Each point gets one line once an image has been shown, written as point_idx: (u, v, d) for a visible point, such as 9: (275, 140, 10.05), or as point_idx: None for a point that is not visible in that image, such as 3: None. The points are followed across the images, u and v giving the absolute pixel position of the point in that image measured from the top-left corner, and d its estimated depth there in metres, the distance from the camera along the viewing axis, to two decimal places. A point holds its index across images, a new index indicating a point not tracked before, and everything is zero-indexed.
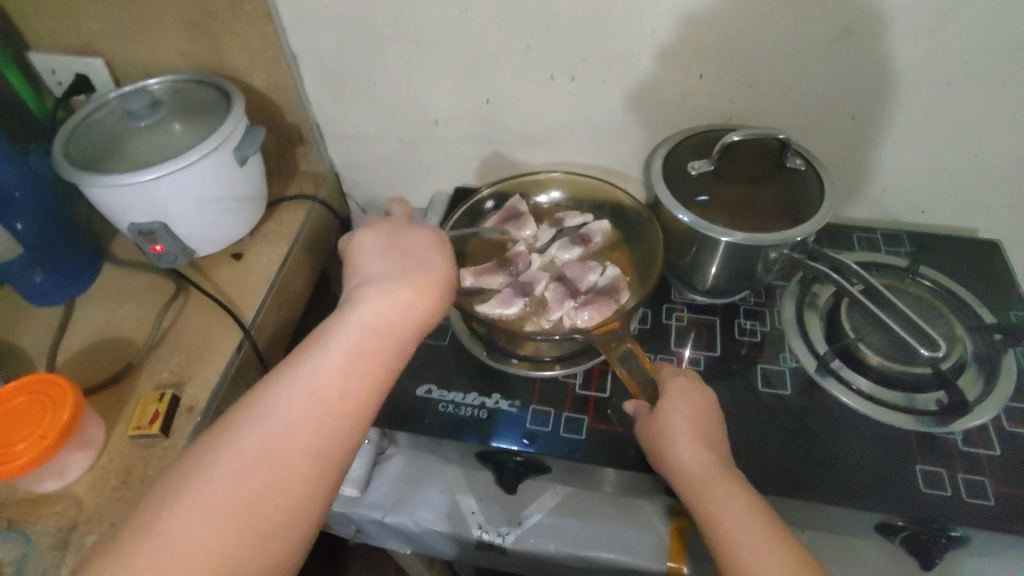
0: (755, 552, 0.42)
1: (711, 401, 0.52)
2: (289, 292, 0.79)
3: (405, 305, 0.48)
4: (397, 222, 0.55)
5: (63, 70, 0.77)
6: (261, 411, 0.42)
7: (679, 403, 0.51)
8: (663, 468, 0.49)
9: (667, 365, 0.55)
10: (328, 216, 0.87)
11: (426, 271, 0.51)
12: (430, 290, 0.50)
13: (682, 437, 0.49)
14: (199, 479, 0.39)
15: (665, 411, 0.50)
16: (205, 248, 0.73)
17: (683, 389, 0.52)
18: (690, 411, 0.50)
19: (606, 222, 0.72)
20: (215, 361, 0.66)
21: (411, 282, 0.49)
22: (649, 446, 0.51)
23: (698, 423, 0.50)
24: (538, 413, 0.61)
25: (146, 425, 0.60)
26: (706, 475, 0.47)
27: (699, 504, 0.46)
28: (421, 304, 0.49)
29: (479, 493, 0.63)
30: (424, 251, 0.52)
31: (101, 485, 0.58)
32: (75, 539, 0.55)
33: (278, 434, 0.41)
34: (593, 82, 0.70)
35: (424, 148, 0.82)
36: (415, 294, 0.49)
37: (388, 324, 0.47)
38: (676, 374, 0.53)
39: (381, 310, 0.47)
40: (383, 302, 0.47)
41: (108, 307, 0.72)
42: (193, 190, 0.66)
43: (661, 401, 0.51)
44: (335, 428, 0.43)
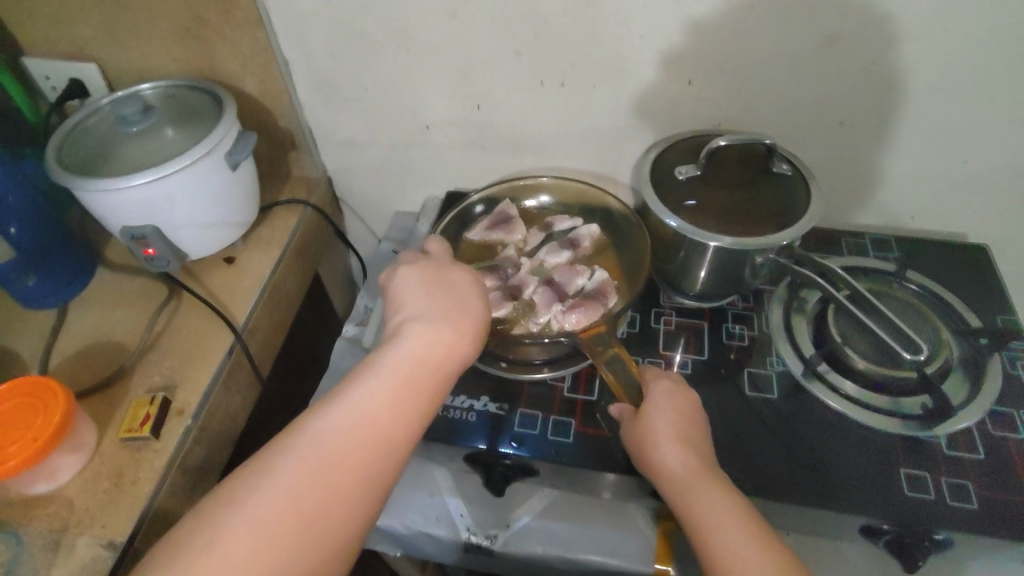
0: (739, 550, 0.43)
1: (694, 404, 0.52)
2: (281, 295, 0.79)
3: (449, 344, 0.48)
4: (437, 258, 0.55)
5: (57, 75, 0.78)
6: (308, 443, 0.43)
7: (663, 406, 0.51)
8: (648, 470, 0.50)
9: (652, 368, 0.55)
10: (322, 220, 0.88)
11: (469, 309, 0.51)
12: (473, 328, 0.50)
13: (666, 439, 0.49)
14: (245, 506, 0.40)
15: (649, 415, 0.51)
16: (197, 253, 0.74)
17: (666, 391, 0.52)
18: (674, 414, 0.51)
19: (595, 226, 0.72)
20: (206, 364, 0.67)
21: (454, 321, 0.49)
22: (636, 450, 0.51)
23: (681, 426, 0.50)
24: (526, 416, 0.61)
25: (138, 428, 0.61)
26: (689, 476, 0.47)
27: (683, 505, 0.46)
28: (463, 342, 0.49)
29: (467, 495, 0.64)
30: (465, 288, 0.52)
31: (92, 488, 0.58)
32: (65, 541, 0.55)
33: (323, 466, 0.42)
34: (582, 87, 0.70)
35: (416, 153, 0.82)
36: (459, 331, 0.49)
37: (432, 360, 0.47)
38: (660, 376, 0.54)
39: (425, 347, 0.47)
40: (428, 339, 0.48)
41: (101, 310, 0.72)
42: (183, 195, 0.66)
43: (645, 404, 0.52)
44: (378, 462, 0.43)
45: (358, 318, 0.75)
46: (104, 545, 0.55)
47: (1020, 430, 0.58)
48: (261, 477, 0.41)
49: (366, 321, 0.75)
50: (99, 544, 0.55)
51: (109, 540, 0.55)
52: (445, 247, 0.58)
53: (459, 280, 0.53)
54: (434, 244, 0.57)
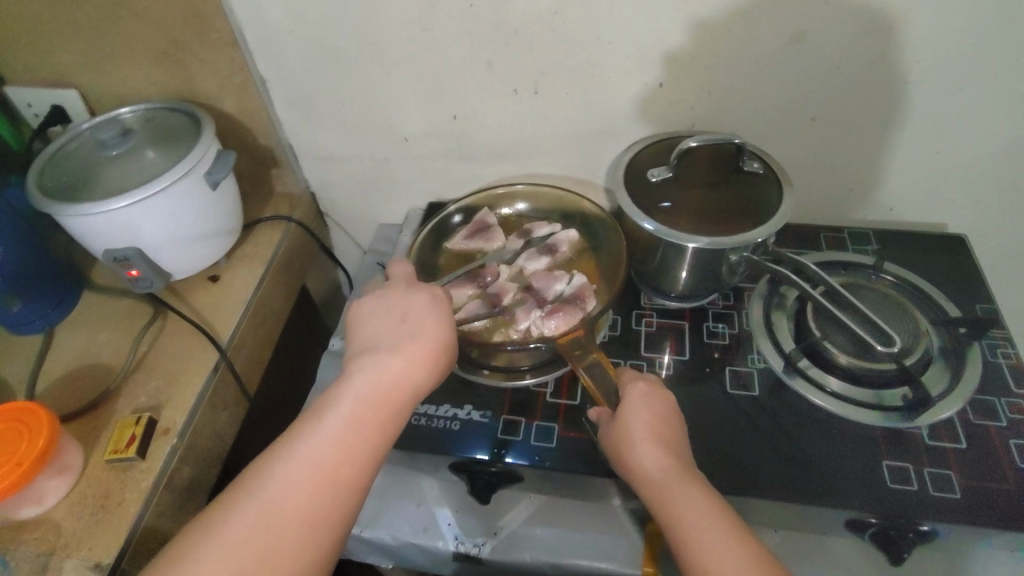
0: (713, 549, 0.43)
1: (670, 407, 0.52)
2: (266, 312, 0.80)
3: (399, 373, 0.50)
4: (396, 285, 0.57)
5: (39, 102, 0.78)
6: (257, 484, 0.44)
7: (636, 409, 0.51)
8: (627, 474, 0.50)
9: (628, 371, 0.55)
10: (305, 236, 0.89)
11: (422, 334, 0.52)
12: (425, 354, 0.51)
13: (639, 443, 0.49)
14: (197, 554, 0.41)
15: (627, 418, 0.51)
16: (180, 271, 0.74)
17: (641, 394, 0.52)
18: (649, 416, 0.51)
19: (573, 231, 0.73)
20: (192, 383, 0.67)
21: (404, 349, 0.51)
22: (614, 455, 0.51)
23: (656, 428, 0.50)
24: (509, 423, 0.62)
25: (123, 449, 0.61)
26: (665, 478, 0.47)
27: (659, 507, 0.47)
28: (414, 370, 0.50)
29: (455, 505, 0.64)
30: (423, 312, 0.54)
31: (78, 511, 0.59)
32: (52, 565, 0.56)
33: (271, 507, 0.43)
34: (555, 94, 0.71)
35: (396, 165, 0.83)
36: (410, 360, 0.50)
37: (383, 393, 0.49)
38: (638, 379, 0.54)
39: (374, 380, 0.49)
40: (378, 371, 0.50)
41: (88, 334, 0.73)
42: (165, 216, 0.67)
43: (619, 409, 0.52)
44: (329, 499, 0.44)
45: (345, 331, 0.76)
46: (90, 567, 0.55)
47: (1001, 418, 0.59)
48: (215, 523, 0.42)
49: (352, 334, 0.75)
50: (85, 566, 0.55)
51: (95, 562, 0.55)
52: (408, 268, 0.60)
53: (414, 304, 0.54)
54: (398, 266, 0.59)
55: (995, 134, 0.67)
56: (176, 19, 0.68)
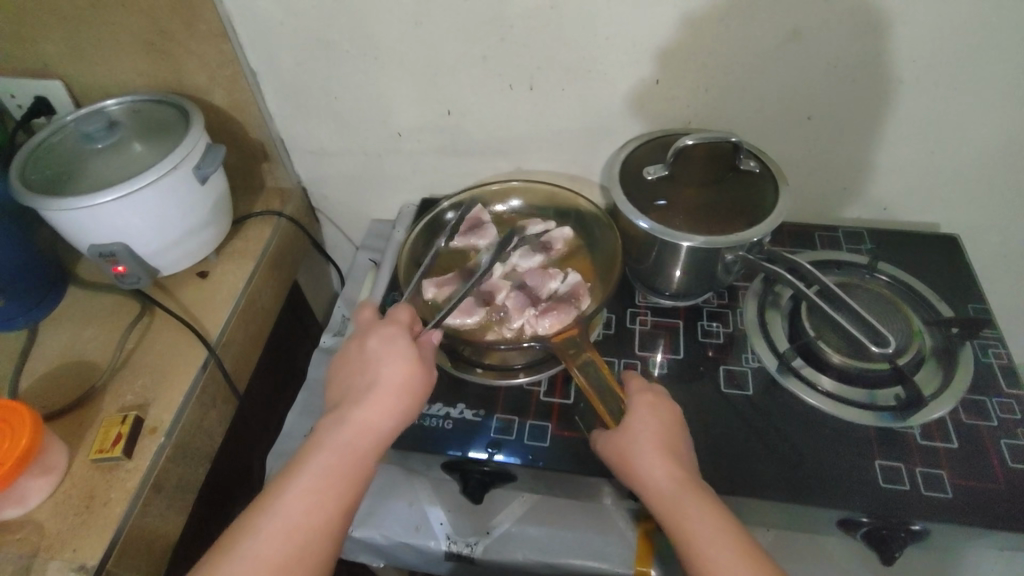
0: (726, 566, 0.43)
1: (676, 415, 0.52)
2: (256, 310, 0.78)
3: (361, 422, 0.50)
4: (360, 332, 0.57)
5: (23, 92, 0.77)
6: (232, 544, 0.45)
7: (645, 417, 0.50)
8: (634, 483, 0.49)
9: (631, 377, 0.54)
10: (297, 231, 0.87)
11: (382, 378, 0.52)
12: (389, 398, 0.51)
13: (649, 452, 0.49)
14: None
15: (636, 428, 0.50)
16: (170, 267, 0.73)
17: (648, 402, 0.52)
18: (658, 425, 0.50)
19: (568, 229, 0.72)
20: (180, 382, 0.66)
21: (366, 398, 0.51)
22: (619, 467, 0.50)
23: (664, 437, 0.50)
24: (502, 422, 0.61)
25: (109, 449, 0.60)
26: (679, 490, 0.47)
27: (671, 517, 0.46)
28: (379, 416, 0.51)
29: (447, 504, 0.63)
30: (386, 349, 0.53)
31: (62, 511, 0.58)
32: (36, 566, 0.54)
33: (244, 563, 0.44)
34: (551, 91, 0.70)
35: (388, 160, 0.82)
36: (372, 406, 0.51)
37: (347, 444, 0.49)
38: (644, 391, 0.53)
39: (339, 431, 0.50)
40: (342, 423, 0.50)
41: (72, 330, 0.71)
42: (150, 213, 0.66)
43: (626, 417, 0.51)
44: (303, 551, 0.45)
45: (336, 328, 0.78)
46: (75, 568, 0.54)
47: (992, 418, 0.59)
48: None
49: (343, 331, 0.78)
50: (69, 568, 0.54)
51: (81, 563, 0.54)
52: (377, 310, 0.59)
53: (376, 345, 0.54)
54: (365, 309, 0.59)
55: (988, 135, 0.68)
56: (165, 10, 0.67)
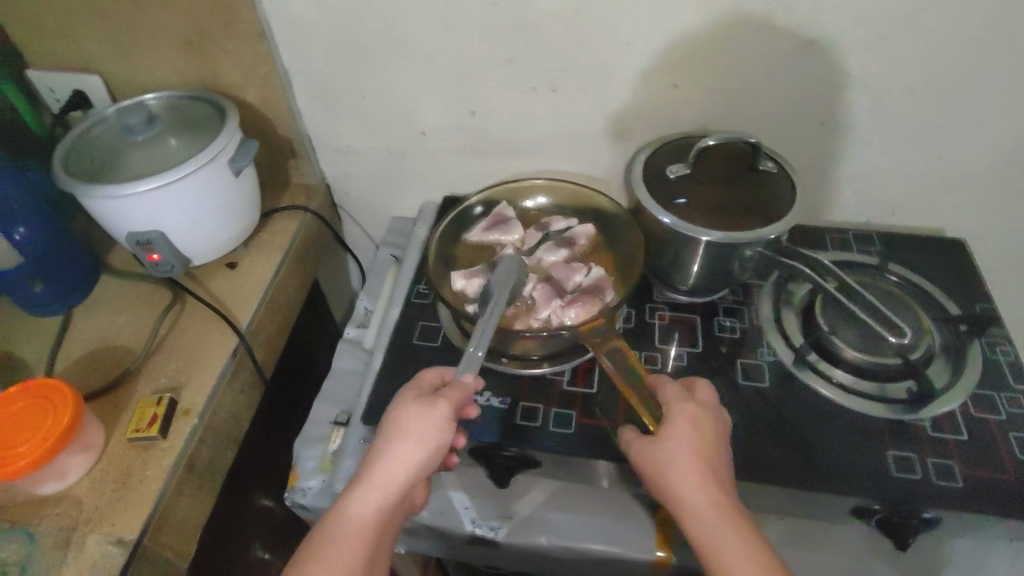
0: None
1: (717, 429, 0.52)
2: (282, 302, 0.80)
3: (384, 482, 0.50)
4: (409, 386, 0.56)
5: (61, 87, 0.79)
6: None
7: (683, 425, 0.51)
8: (666, 498, 0.49)
9: (670, 385, 0.55)
10: (321, 226, 0.89)
11: (406, 432, 0.51)
12: (414, 452, 0.50)
13: (681, 460, 0.49)
14: None
15: (672, 443, 0.50)
16: (202, 257, 0.75)
17: (690, 414, 0.52)
18: (697, 442, 0.50)
19: (590, 226, 0.74)
20: (211, 368, 0.68)
21: (389, 454, 0.50)
22: (654, 480, 0.50)
23: (699, 447, 0.50)
24: (527, 409, 0.65)
25: (144, 429, 0.62)
26: (708, 512, 0.47)
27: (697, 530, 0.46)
28: (400, 471, 0.50)
29: (469, 489, 0.63)
30: (413, 405, 0.52)
31: (99, 488, 0.59)
32: (74, 539, 0.56)
33: None
34: (573, 93, 0.73)
35: (413, 159, 0.84)
36: (394, 463, 0.50)
37: (369, 507, 0.49)
38: (684, 401, 0.53)
39: (365, 491, 0.49)
40: (367, 483, 0.50)
41: (105, 316, 0.73)
42: (185, 203, 0.68)
43: (666, 426, 0.51)
44: None
45: (359, 320, 0.80)
46: (113, 542, 0.56)
47: (999, 411, 0.61)
48: None
49: (366, 322, 0.80)
50: (108, 541, 0.56)
51: (119, 537, 0.56)
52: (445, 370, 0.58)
53: (406, 398, 0.53)
54: (434, 370, 0.57)
55: (993, 143, 0.70)
56: (204, 10, 0.70)
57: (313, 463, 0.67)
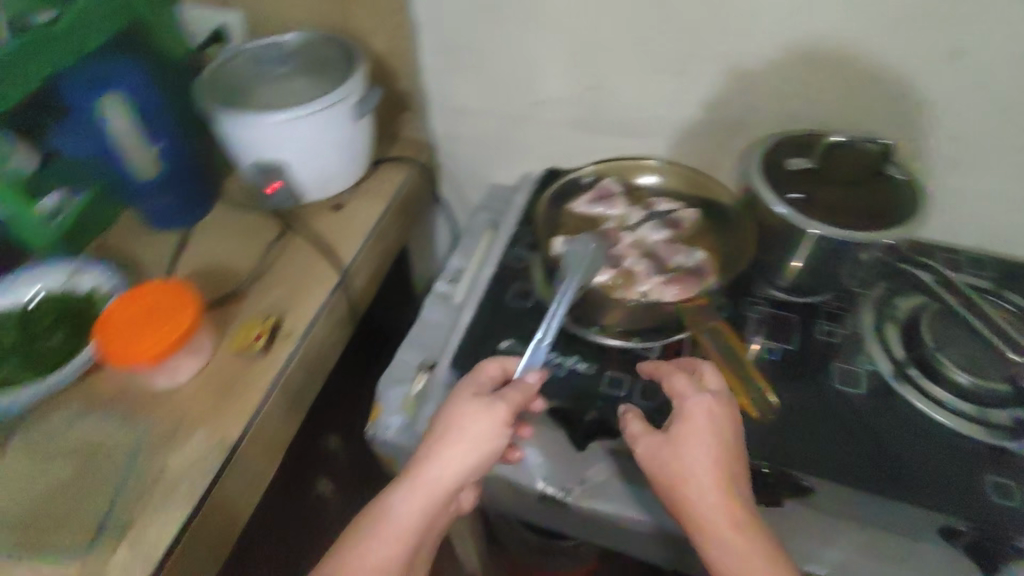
0: None
1: (736, 438, 0.50)
2: (381, 248, 0.81)
3: (433, 482, 0.50)
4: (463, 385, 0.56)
5: (207, 22, 0.85)
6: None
7: (702, 432, 0.50)
8: (680, 509, 0.48)
9: (681, 376, 0.54)
10: (424, 181, 0.89)
11: (459, 434, 0.51)
12: (464, 454, 0.51)
13: (702, 472, 0.48)
14: None
15: (689, 449, 0.49)
16: (314, 195, 0.78)
17: (707, 407, 0.51)
18: (716, 451, 0.49)
19: (695, 210, 0.74)
20: (312, 298, 0.69)
21: (440, 453, 0.51)
22: (662, 486, 0.50)
23: (725, 463, 0.49)
24: (612, 378, 0.63)
25: (251, 343, 0.65)
26: (739, 541, 0.45)
27: (713, 544, 0.46)
28: (451, 471, 0.50)
29: (543, 447, 0.62)
30: (468, 406, 0.53)
31: (205, 391, 0.62)
32: (179, 435, 0.58)
33: None
34: (696, 76, 0.73)
35: (523, 127, 0.86)
36: (444, 462, 0.50)
37: (416, 505, 0.49)
38: (703, 397, 0.51)
39: (412, 488, 0.50)
40: (414, 478, 0.50)
41: (219, 238, 0.77)
42: (308, 138, 0.71)
43: (680, 427, 0.50)
44: None
45: (450, 276, 0.81)
46: (215, 443, 0.58)
47: None
48: None
49: (457, 279, 0.80)
50: (209, 442, 0.58)
51: (221, 438, 0.58)
52: (500, 365, 0.58)
53: (461, 396, 0.54)
54: (491, 365, 0.58)
55: None
56: None
57: (396, 402, 0.68)
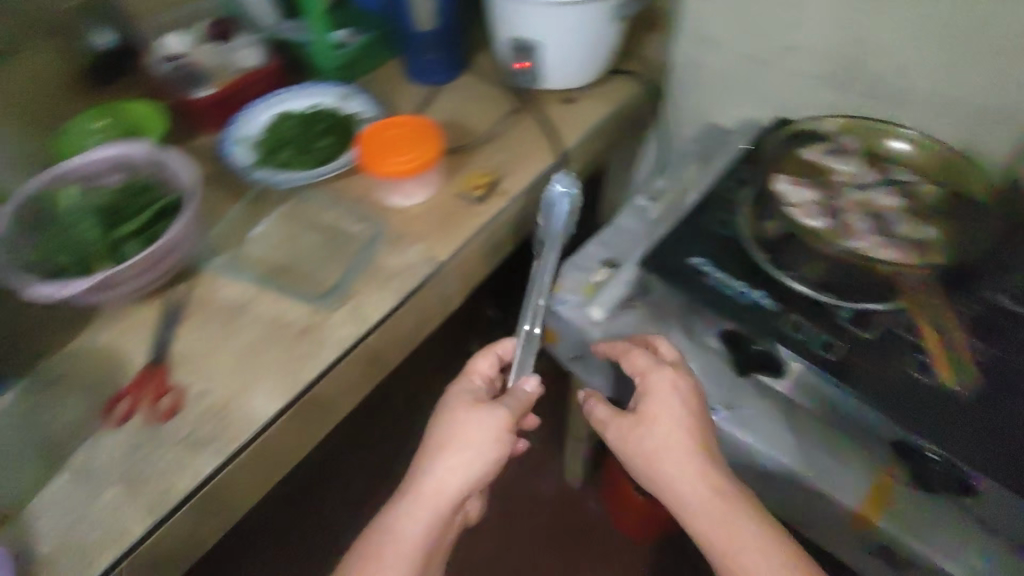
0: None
1: (699, 401, 0.56)
2: (598, 147, 0.85)
3: (441, 475, 0.54)
4: (451, 397, 0.61)
5: None
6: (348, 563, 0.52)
7: (669, 403, 0.55)
8: (671, 492, 0.54)
9: (638, 351, 0.59)
10: (650, 97, 0.90)
11: (462, 436, 0.55)
12: (468, 453, 0.55)
13: (675, 444, 0.53)
14: None
15: (659, 412, 0.55)
16: (554, 84, 0.83)
17: (669, 380, 0.56)
18: (689, 423, 0.54)
19: (934, 185, 0.70)
20: (533, 167, 0.75)
21: (445, 453, 0.55)
22: (644, 472, 0.55)
23: (695, 439, 0.54)
24: (794, 321, 0.60)
25: (473, 189, 0.72)
26: (752, 515, 0.51)
27: (695, 515, 0.52)
28: (460, 470, 0.54)
29: (703, 366, 0.66)
30: (463, 413, 0.57)
31: (427, 215, 0.70)
32: (402, 242, 0.68)
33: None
34: (992, 45, 0.66)
35: (767, 69, 0.83)
36: (450, 465, 0.54)
37: (432, 495, 0.54)
38: (661, 364, 0.57)
39: (426, 486, 0.54)
40: (425, 479, 0.54)
41: (460, 100, 0.84)
42: (565, 27, 0.75)
43: (646, 401, 0.56)
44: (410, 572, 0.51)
45: (651, 194, 0.82)
46: (428, 256, 0.66)
47: None
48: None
49: (658, 198, 0.81)
50: (424, 255, 0.66)
51: (433, 255, 0.66)
52: (490, 358, 0.66)
53: (454, 404, 0.59)
54: (482, 360, 0.66)
55: None
56: None
57: (576, 283, 0.73)
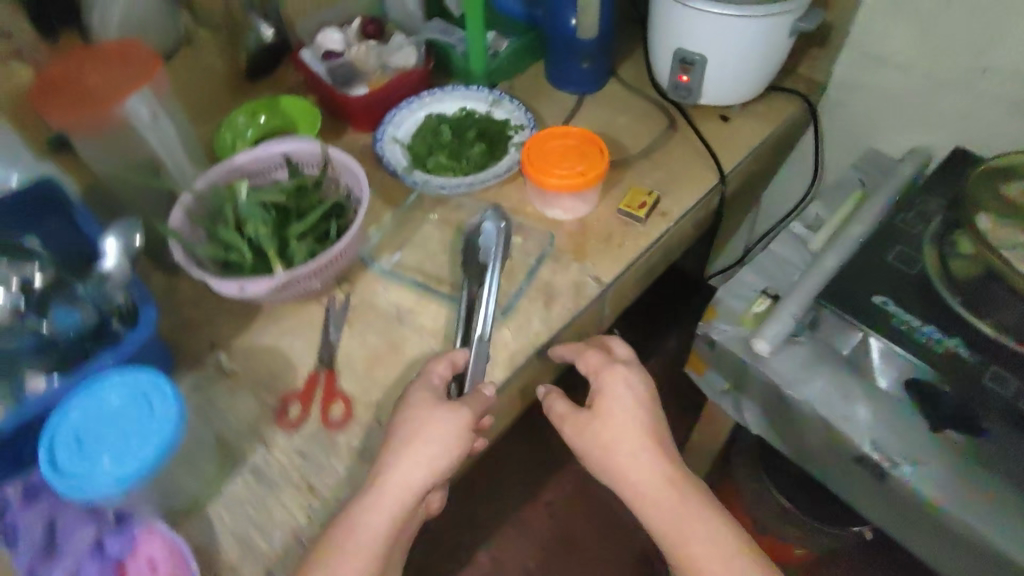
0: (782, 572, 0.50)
1: (649, 394, 0.56)
2: (752, 168, 0.81)
3: (409, 480, 0.48)
4: (411, 402, 0.51)
5: None
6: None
7: (617, 390, 0.55)
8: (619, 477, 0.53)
9: (591, 350, 0.59)
10: (807, 117, 0.85)
11: (436, 438, 0.49)
12: (437, 452, 0.49)
13: (628, 428, 0.54)
14: None
15: (608, 398, 0.55)
16: (710, 100, 0.78)
17: (623, 375, 0.56)
18: (632, 404, 0.55)
19: None
20: (692, 189, 0.72)
21: (409, 453, 0.49)
22: (596, 465, 0.55)
23: (648, 427, 0.54)
24: (995, 374, 0.57)
25: (635, 208, 0.69)
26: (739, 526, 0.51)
27: (644, 506, 0.53)
28: (422, 469, 0.48)
29: (877, 411, 0.61)
30: (431, 416, 0.50)
31: (585, 233, 0.68)
32: (563, 259, 0.66)
33: None
34: None
35: (946, 96, 0.75)
36: (415, 463, 0.48)
37: (398, 499, 0.48)
38: (612, 362, 0.57)
39: (390, 494, 0.48)
40: (389, 483, 0.48)
41: (611, 111, 0.81)
42: (734, 38, 0.71)
43: (602, 396, 0.56)
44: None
45: (808, 221, 0.78)
46: (591, 277, 0.64)
47: None
48: None
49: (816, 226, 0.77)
50: (587, 274, 0.65)
51: (596, 276, 0.64)
52: (449, 359, 0.55)
53: (418, 404, 0.51)
54: (441, 364, 0.54)
55: None
56: None
57: (734, 312, 0.70)
